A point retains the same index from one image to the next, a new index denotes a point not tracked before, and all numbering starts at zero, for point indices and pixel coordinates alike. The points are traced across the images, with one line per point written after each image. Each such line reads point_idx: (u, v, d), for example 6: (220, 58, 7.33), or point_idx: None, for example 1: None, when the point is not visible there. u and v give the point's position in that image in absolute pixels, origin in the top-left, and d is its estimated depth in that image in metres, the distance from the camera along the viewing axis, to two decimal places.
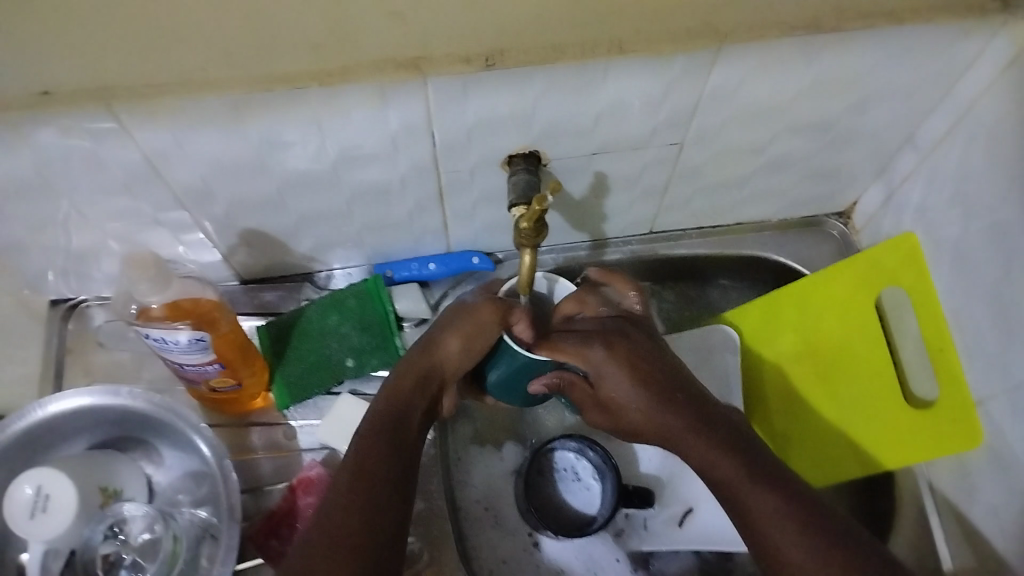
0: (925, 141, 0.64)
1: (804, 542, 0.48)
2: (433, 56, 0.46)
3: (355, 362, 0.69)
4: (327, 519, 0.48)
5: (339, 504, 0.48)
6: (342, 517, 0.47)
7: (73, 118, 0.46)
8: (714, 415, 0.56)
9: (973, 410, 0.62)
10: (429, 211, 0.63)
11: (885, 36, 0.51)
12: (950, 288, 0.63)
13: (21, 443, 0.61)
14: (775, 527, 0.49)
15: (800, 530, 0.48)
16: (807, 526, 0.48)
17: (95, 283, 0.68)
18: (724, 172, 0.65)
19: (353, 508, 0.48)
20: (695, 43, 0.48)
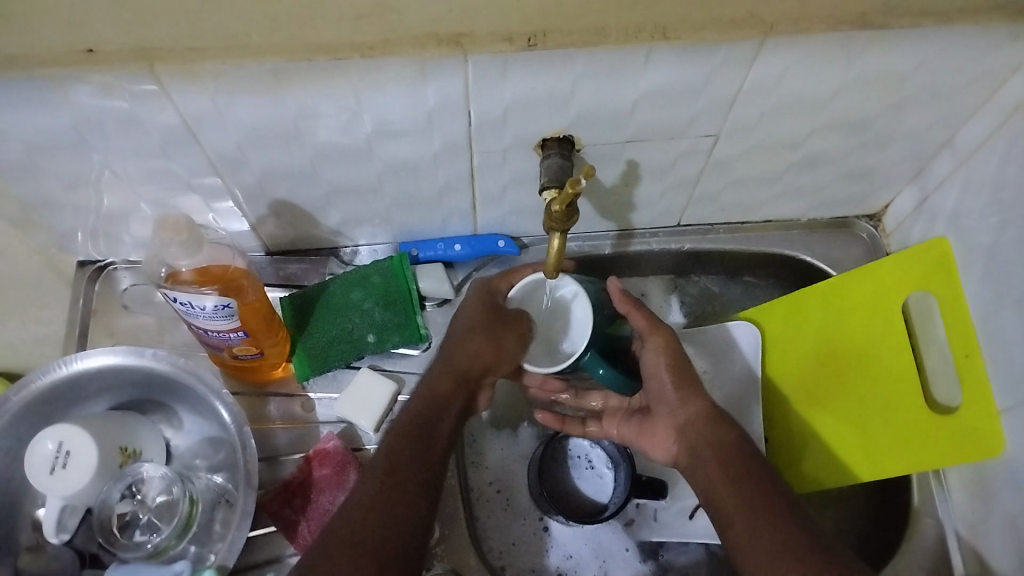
0: (963, 145, 0.63)
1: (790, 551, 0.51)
2: (475, 34, 0.46)
3: (376, 338, 0.69)
4: (351, 515, 0.51)
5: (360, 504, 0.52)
6: (365, 515, 0.51)
7: (115, 77, 0.46)
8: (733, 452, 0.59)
9: (998, 418, 0.61)
10: (459, 191, 0.63)
11: (932, 35, 0.50)
12: (980, 295, 0.63)
13: (44, 398, 0.61)
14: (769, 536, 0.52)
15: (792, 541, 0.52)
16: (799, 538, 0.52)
17: (123, 246, 0.68)
18: (757, 166, 0.65)
19: (377, 507, 0.52)
20: (739, 34, 0.47)
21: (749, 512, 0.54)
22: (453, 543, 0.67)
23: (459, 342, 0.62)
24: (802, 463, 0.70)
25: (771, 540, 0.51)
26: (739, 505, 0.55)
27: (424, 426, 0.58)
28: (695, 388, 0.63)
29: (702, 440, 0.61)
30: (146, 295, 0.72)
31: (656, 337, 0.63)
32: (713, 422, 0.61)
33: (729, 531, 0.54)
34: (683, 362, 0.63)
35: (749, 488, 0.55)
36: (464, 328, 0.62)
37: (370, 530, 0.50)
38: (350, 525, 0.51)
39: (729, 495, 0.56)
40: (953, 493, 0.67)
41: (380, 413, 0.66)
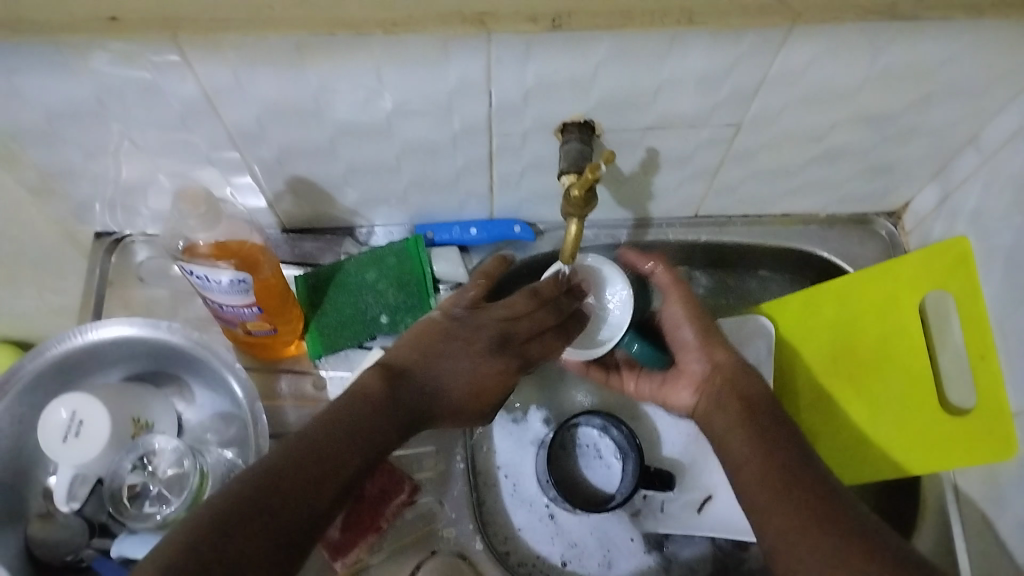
0: (987, 143, 0.62)
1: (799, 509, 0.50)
2: (499, 13, 0.46)
3: (389, 319, 0.68)
4: (294, 473, 0.47)
5: (315, 469, 0.48)
6: (313, 495, 0.47)
7: (138, 47, 0.46)
8: (763, 407, 0.59)
9: (1011, 420, 0.61)
10: (477, 173, 0.63)
11: (960, 29, 0.49)
12: (1000, 295, 0.62)
13: (57, 367, 0.62)
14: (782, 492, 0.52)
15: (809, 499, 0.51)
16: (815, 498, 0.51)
17: (141, 219, 0.69)
18: (778, 158, 0.64)
19: (320, 484, 0.48)
20: (765, 21, 0.47)
21: (762, 459, 0.55)
22: (458, 525, 0.67)
23: (456, 350, 0.58)
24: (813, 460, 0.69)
25: (783, 490, 0.52)
26: (753, 451, 0.56)
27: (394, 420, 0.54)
28: (720, 340, 0.65)
29: (726, 388, 0.62)
30: (162, 268, 0.72)
31: (678, 293, 0.67)
32: (738, 372, 0.62)
33: (740, 476, 0.55)
34: (706, 318, 0.66)
35: (764, 437, 0.56)
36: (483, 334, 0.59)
37: (305, 513, 0.46)
38: (294, 491, 0.47)
39: (746, 444, 0.57)
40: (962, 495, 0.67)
41: None
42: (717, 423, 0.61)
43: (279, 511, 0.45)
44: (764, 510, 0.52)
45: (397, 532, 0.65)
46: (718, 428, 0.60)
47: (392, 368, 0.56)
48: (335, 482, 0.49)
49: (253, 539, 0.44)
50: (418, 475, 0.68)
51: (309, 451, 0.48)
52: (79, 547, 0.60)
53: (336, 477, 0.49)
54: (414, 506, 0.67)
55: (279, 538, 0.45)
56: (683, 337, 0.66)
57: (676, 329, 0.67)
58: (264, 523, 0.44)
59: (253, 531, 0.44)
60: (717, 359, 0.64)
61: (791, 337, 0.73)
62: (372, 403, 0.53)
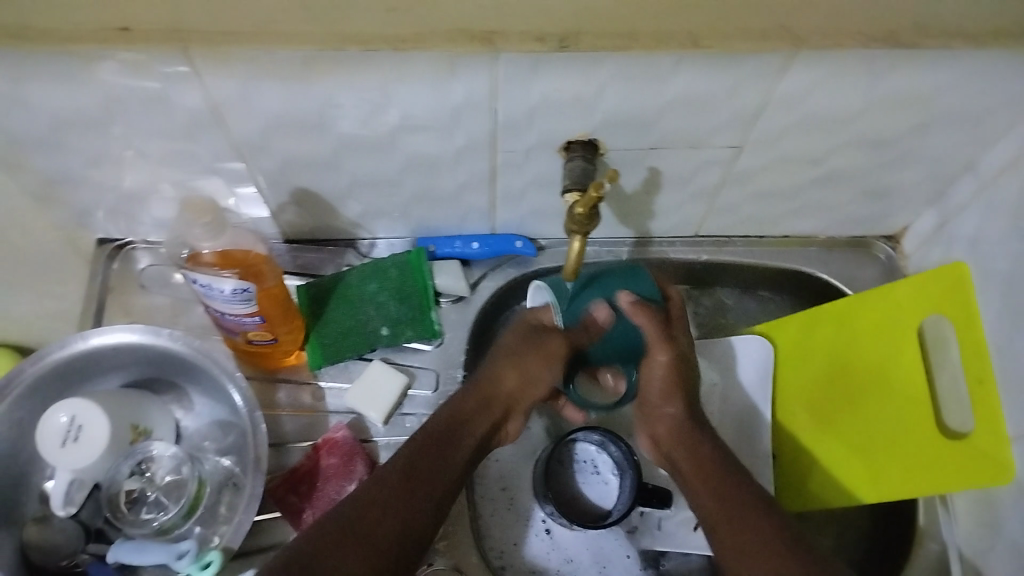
0: (985, 170, 0.63)
1: (766, 544, 0.51)
2: (506, 32, 0.47)
3: (389, 331, 0.69)
4: (371, 501, 0.53)
5: (377, 507, 0.52)
6: (381, 517, 0.52)
7: (149, 58, 0.46)
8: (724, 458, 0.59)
9: (1007, 445, 0.61)
10: (479, 189, 0.64)
11: (960, 57, 0.50)
12: (998, 321, 0.62)
13: (58, 371, 0.62)
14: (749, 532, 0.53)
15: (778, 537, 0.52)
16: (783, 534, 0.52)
17: (144, 227, 0.69)
18: (779, 180, 0.65)
19: (399, 505, 0.53)
20: (769, 45, 0.48)
21: (730, 508, 0.55)
22: (454, 538, 0.67)
23: (506, 363, 0.63)
24: (810, 480, 0.70)
25: (751, 534, 0.52)
26: (720, 498, 0.56)
27: (415, 500, 0.54)
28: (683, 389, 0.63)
29: (684, 442, 0.61)
30: (163, 275, 0.72)
31: (662, 348, 0.61)
32: (691, 428, 0.61)
33: (710, 527, 0.55)
34: (683, 368, 0.62)
35: (728, 487, 0.56)
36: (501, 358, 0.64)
37: (391, 525, 0.52)
38: (333, 553, 0.49)
39: (713, 499, 0.56)
40: (960, 519, 0.67)
41: (392, 405, 0.67)
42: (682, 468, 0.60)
43: (361, 531, 0.51)
44: (733, 550, 0.52)
45: None
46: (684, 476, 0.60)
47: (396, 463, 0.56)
48: (362, 543, 0.50)
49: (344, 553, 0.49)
50: None
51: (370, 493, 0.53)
52: (75, 552, 0.60)
53: (404, 509, 0.53)
54: None
55: (353, 552, 0.50)
56: (655, 393, 0.62)
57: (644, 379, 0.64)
58: (353, 533, 0.50)
59: (346, 549, 0.49)
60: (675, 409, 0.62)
61: (789, 357, 0.73)
62: (378, 482, 0.54)
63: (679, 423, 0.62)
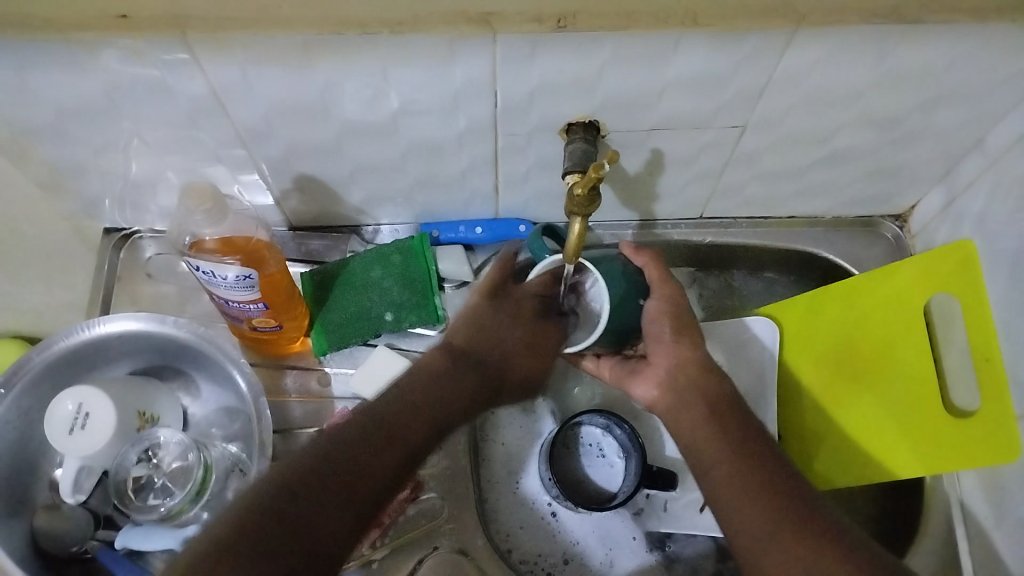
0: (992, 146, 0.62)
1: (768, 516, 0.51)
2: (504, 13, 0.46)
3: (394, 317, 0.69)
4: (351, 456, 0.51)
5: (360, 464, 0.51)
6: (368, 473, 0.51)
7: (147, 44, 0.46)
8: (725, 414, 0.57)
9: (1013, 422, 0.60)
10: (482, 173, 0.63)
11: (965, 32, 0.49)
12: (1005, 299, 0.62)
13: (65, 359, 0.62)
14: (752, 499, 0.52)
15: (784, 505, 0.51)
16: (786, 503, 0.51)
17: (149, 215, 0.69)
18: (783, 159, 0.64)
19: (384, 457, 0.53)
20: (771, 23, 0.47)
21: (740, 468, 0.54)
22: (461, 522, 0.67)
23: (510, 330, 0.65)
24: (817, 458, 0.70)
25: (757, 505, 0.51)
26: (726, 459, 0.54)
27: (393, 449, 0.54)
28: (691, 337, 0.60)
29: (692, 392, 0.58)
30: (170, 264, 0.73)
31: (665, 289, 0.61)
32: (705, 376, 0.59)
33: (713, 485, 0.54)
34: (685, 313, 0.61)
35: (733, 445, 0.55)
36: (507, 331, 0.64)
37: (376, 478, 0.52)
38: (311, 508, 0.48)
39: (718, 454, 0.55)
40: (967, 499, 0.66)
41: None
42: (681, 425, 0.58)
43: (342, 484, 0.50)
44: (738, 519, 0.52)
45: (400, 528, 0.65)
46: (685, 431, 0.58)
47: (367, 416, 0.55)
48: (345, 502, 0.49)
49: (338, 508, 0.49)
50: (423, 471, 0.68)
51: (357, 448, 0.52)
52: (84, 539, 0.61)
53: (383, 463, 0.52)
54: (417, 502, 0.67)
55: (330, 511, 0.48)
56: (669, 334, 0.60)
57: (655, 326, 0.60)
58: (333, 490, 0.49)
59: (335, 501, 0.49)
60: (687, 353, 0.59)
61: (794, 337, 0.73)
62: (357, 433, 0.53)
63: (685, 371, 0.59)
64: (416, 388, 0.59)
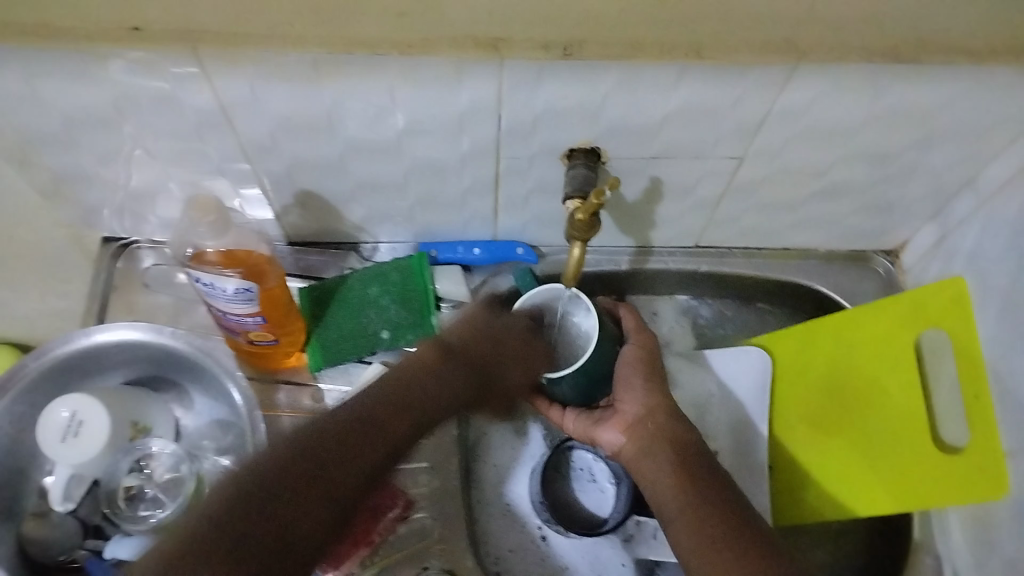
0: (984, 186, 0.63)
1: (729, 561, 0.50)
2: (512, 39, 0.47)
3: (390, 334, 0.69)
4: (335, 436, 0.50)
5: (348, 445, 0.50)
6: (354, 454, 0.50)
7: (159, 58, 0.47)
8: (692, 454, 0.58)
9: (1003, 459, 0.61)
10: (482, 195, 0.64)
11: (960, 73, 0.51)
12: (995, 335, 0.63)
13: (60, 366, 0.62)
14: (713, 545, 0.52)
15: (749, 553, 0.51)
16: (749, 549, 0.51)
17: (149, 225, 0.69)
18: (781, 192, 0.65)
19: (377, 442, 0.51)
20: (772, 58, 0.48)
21: (702, 515, 0.54)
22: (451, 545, 0.66)
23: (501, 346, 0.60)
24: (806, 493, 0.70)
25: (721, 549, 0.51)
26: (688, 500, 0.55)
27: (378, 439, 0.51)
28: (660, 381, 0.61)
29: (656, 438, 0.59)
30: (167, 275, 0.73)
31: (641, 339, 0.63)
32: (671, 419, 0.59)
33: (675, 527, 0.54)
34: (656, 360, 0.63)
35: (698, 484, 0.56)
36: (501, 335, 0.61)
37: (365, 469, 0.50)
38: (282, 516, 0.45)
39: (680, 494, 0.55)
40: (953, 533, 0.67)
41: None
42: (646, 471, 0.58)
43: (325, 470, 0.48)
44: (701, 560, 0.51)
45: (392, 547, 0.65)
46: (647, 477, 0.58)
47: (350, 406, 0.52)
48: (327, 491, 0.47)
49: (320, 491, 0.47)
50: (413, 490, 0.68)
51: (329, 438, 0.49)
52: (72, 548, 0.60)
53: (370, 443, 0.51)
54: (408, 521, 0.66)
55: (315, 494, 0.47)
56: (642, 377, 0.61)
57: (629, 372, 0.61)
58: (315, 479, 0.47)
59: (306, 500, 0.46)
60: (656, 400, 0.60)
61: (787, 368, 0.74)
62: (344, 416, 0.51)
63: (651, 413, 0.60)
64: (381, 396, 0.53)
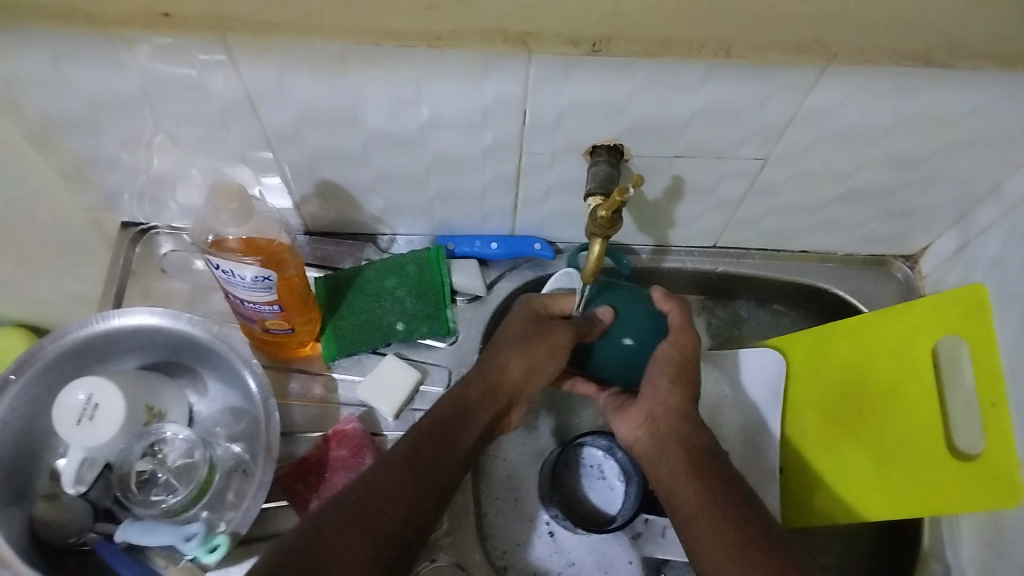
0: (1008, 194, 0.63)
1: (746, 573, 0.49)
2: (541, 33, 0.47)
3: (405, 327, 0.69)
4: (376, 488, 0.52)
5: (392, 493, 0.52)
6: (397, 500, 0.52)
7: (186, 43, 0.47)
8: (710, 458, 0.57)
9: (1017, 468, 0.61)
10: (503, 189, 0.64)
11: (992, 79, 0.50)
12: (1016, 344, 0.62)
13: (77, 349, 0.62)
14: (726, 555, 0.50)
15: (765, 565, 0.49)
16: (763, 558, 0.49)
17: (167, 211, 0.69)
18: (802, 194, 0.65)
19: (423, 485, 0.53)
20: (803, 59, 0.48)
21: (718, 522, 0.52)
22: (460, 537, 0.67)
23: (512, 350, 0.60)
24: (815, 494, 0.70)
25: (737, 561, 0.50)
26: (704, 505, 0.54)
27: (424, 482, 0.53)
28: (688, 383, 0.60)
29: (676, 438, 0.58)
30: (184, 262, 0.73)
31: (683, 335, 0.62)
32: (687, 422, 0.58)
33: (692, 532, 0.53)
34: (689, 361, 0.61)
35: (717, 489, 0.54)
36: (511, 343, 0.61)
37: (411, 514, 0.52)
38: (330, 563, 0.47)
39: (696, 499, 0.54)
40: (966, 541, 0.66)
41: (402, 399, 0.67)
42: (661, 471, 0.58)
43: (366, 518, 0.50)
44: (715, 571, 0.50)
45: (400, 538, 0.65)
46: (664, 477, 0.57)
47: (397, 450, 0.55)
48: (372, 537, 0.49)
49: (361, 542, 0.49)
50: None
51: (371, 487, 0.52)
52: (83, 530, 0.60)
53: (417, 488, 0.53)
54: None
55: (355, 541, 0.49)
56: (667, 379, 0.60)
57: (657, 369, 0.61)
58: (356, 525, 0.49)
59: (349, 542, 0.49)
60: (676, 401, 0.59)
61: (800, 366, 0.73)
62: (389, 463, 0.54)
63: (671, 414, 0.59)
64: (421, 439, 0.55)
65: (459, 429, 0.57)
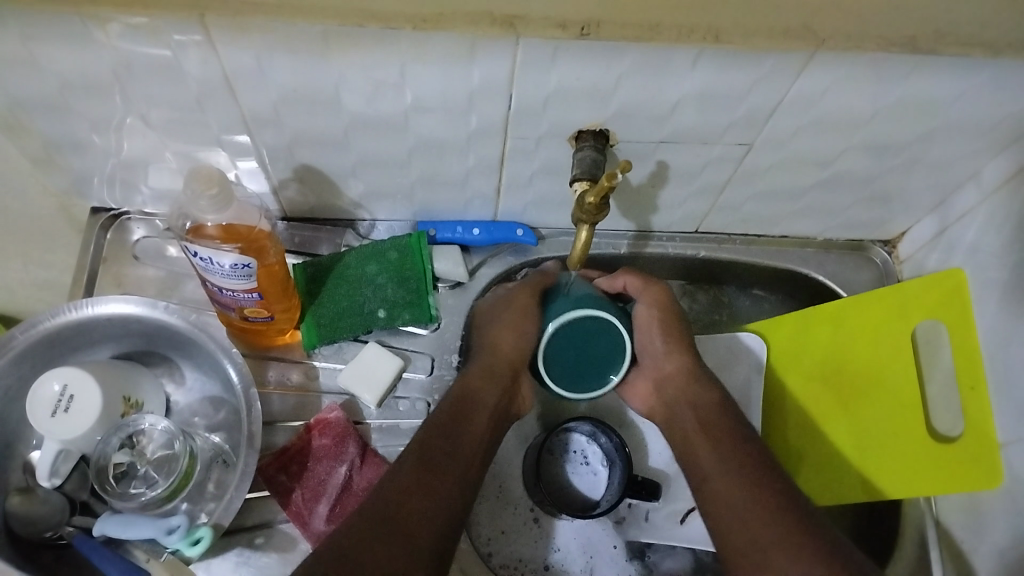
0: (987, 180, 0.63)
1: (767, 525, 0.52)
2: (529, 17, 0.46)
3: (386, 314, 0.68)
4: (390, 492, 0.51)
5: (416, 490, 0.52)
6: (414, 496, 0.51)
7: (162, 23, 0.46)
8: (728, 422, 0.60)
9: (997, 450, 0.62)
10: (485, 175, 0.63)
11: (977, 66, 0.50)
12: (995, 329, 0.63)
13: (49, 339, 0.61)
14: (744, 511, 0.53)
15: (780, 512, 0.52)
16: (777, 509, 0.52)
17: (140, 196, 0.68)
18: (786, 179, 0.65)
19: (436, 478, 0.53)
20: (790, 44, 0.47)
21: (728, 480, 0.56)
22: None
23: (499, 325, 0.63)
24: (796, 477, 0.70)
25: (756, 516, 0.53)
26: (715, 467, 0.57)
27: (440, 476, 0.54)
28: (684, 345, 0.65)
29: (683, 400, 0.63)
30: (158, 248, 0.71)
31: (653, 295, 0.67)
32: (693, 383, 0.64)
33: (705, 492, 0.57)
34: (674, 318, 0.66)
35: (730, 450, 0.58)
36: (489, 325, 0.64)
37: (433, 506, 0.52)
38: (377, 549, 0.48)
39: (713, 462, 0.58)
40: (944, 521, 0.68)
41: (386, 386, 0.66)
42: (680, 440, 0.62)
43: (389, 514, 0.50)
44: (729, 531, 0.53)
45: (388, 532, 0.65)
46: (683, 446, 0.61)
47: (408, 451, 0.55)
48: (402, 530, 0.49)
49: (394, 537, 0.49)
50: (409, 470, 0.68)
51: (394, 488, 0.52)
52: (59, 524, 0.59)
53: (432, 481, 0.53)
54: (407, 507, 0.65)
55: (382, 536, 0.48)
56: (658, 340, 0.65)
57: (647, 334, 0.66)
58: (381, 521, 0.49)
59: (383, 537, 0.48)
60: (676, 361, 0.65)
61: (782, 354, 0.73)
62: (403, 464, 0.54)
63: (677, 378, 0.64)
64: (429, 438, 0.56)
65: (467, 413, 0.59)
